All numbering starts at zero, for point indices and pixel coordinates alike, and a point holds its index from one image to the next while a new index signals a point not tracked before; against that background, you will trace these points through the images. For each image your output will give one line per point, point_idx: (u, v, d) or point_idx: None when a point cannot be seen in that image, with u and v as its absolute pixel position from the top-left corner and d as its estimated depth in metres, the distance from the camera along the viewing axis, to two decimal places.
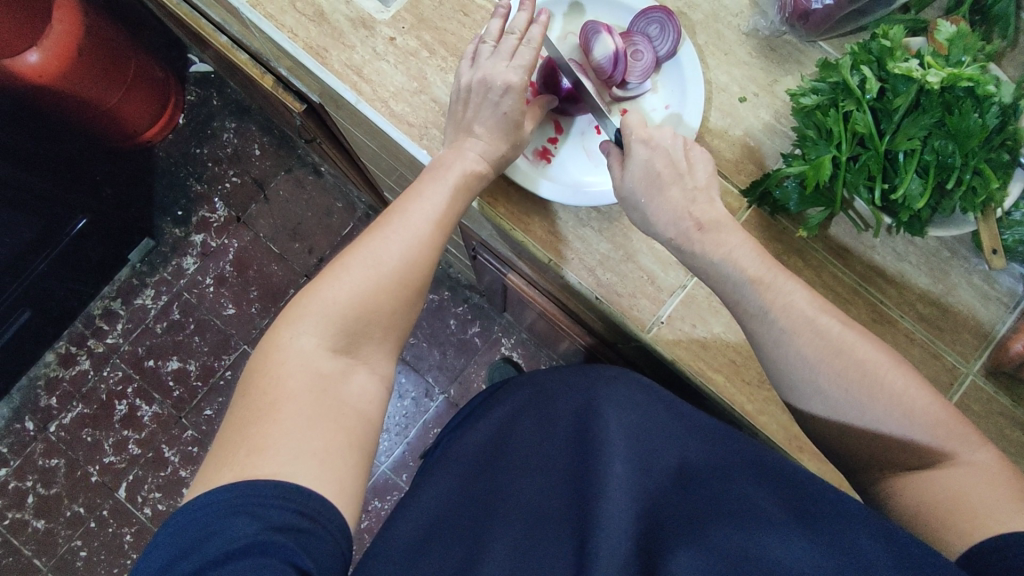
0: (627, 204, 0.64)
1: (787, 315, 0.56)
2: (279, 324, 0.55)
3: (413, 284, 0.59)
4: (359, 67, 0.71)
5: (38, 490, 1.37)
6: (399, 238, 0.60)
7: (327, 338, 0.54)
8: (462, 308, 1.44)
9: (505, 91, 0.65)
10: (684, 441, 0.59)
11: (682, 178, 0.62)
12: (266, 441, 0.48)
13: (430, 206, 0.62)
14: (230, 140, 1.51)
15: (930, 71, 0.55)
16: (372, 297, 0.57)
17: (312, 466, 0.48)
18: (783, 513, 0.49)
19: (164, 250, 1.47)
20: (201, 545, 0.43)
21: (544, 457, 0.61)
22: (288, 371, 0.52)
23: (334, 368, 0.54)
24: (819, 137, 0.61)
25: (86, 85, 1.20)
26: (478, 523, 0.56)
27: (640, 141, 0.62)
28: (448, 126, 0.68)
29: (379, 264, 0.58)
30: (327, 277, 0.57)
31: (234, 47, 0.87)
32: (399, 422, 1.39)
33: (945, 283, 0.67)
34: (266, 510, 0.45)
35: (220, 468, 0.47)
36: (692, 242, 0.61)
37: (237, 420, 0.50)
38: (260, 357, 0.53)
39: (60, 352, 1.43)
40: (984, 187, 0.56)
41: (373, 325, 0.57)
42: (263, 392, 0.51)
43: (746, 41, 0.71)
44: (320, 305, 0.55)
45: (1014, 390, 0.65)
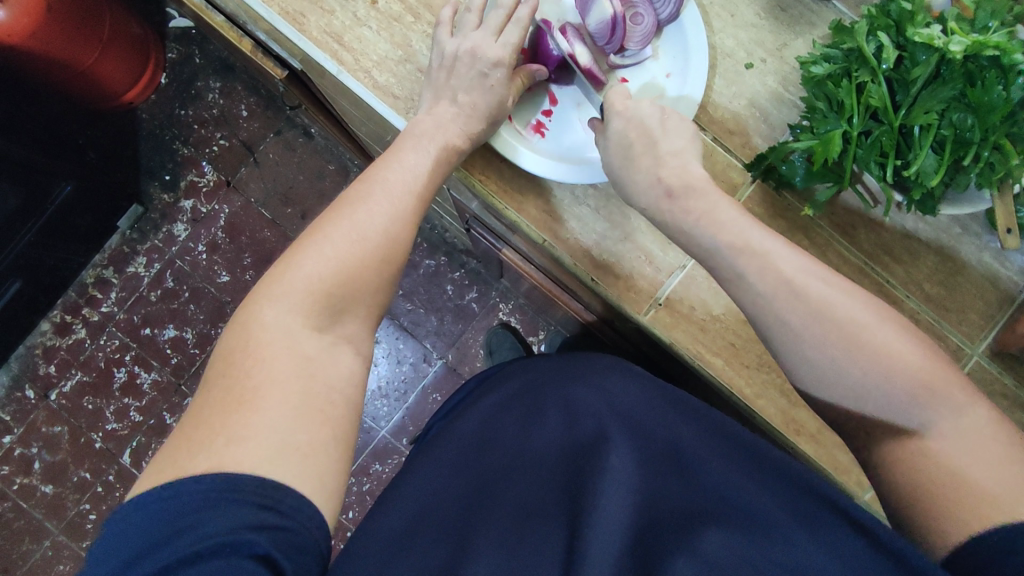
0: (610, 179, 0.62)
1: (763, 278, 0.53)
2: (260, 299, 0.52)
3: (394, 260, 0.58)
4: (339, 33, 0.66)
5: (43, 457, 1.39)
6: (384, 210, 0.57)
7: (311, 316, 0.52)
8: (459, 274, 1.42)
9: (493, 64, 0.63)
10: (679, 439, 0.59)
11: (655, 147, 0.59)
12: (248, 429, 0.46)
13: (411, 177, 0.60)
14: (215, 101, 1.45)
15: (954, 38, 0.51)
16: (358, 272, 0.55)
17: (294, 461, 0.47)
18: (782, 514, 0.50)
19: (153, 217, 1.44)
20: (172, 538, 0.42)
21: (538, 449, 0.60)
22: (274, 352, 0.50)
23: (320, 348, 0.52)
24: (829, 109, 0.57)
25: (59, 44, 1.13)
26: (467, 514, 0.55)
27: (616, 114, 0.61)
28: (430, 92, 0.64)
29: (364, 238, 0.56)
30: (310, 249, 0.54)
31: (209, 7, 0.81)
32: (398, 388, 1.39)
33: (954, 263, 0.64)
34: (240, 506, 0.43)
35: (196, 455, 0.45)
36: (663, 212, 0.58)
37: (216, 404, 0.48)
38: (237, 336, 0.51)
39: (55, 321, 1.41)
40: (1003, 163, 0.53)
41: (358, 302, 0.56)
42: (245, 375, 0.49)
43: (755, 1, 0.66)
44: (302, 281, 0.53)
45: (1018, 370, 0.64)
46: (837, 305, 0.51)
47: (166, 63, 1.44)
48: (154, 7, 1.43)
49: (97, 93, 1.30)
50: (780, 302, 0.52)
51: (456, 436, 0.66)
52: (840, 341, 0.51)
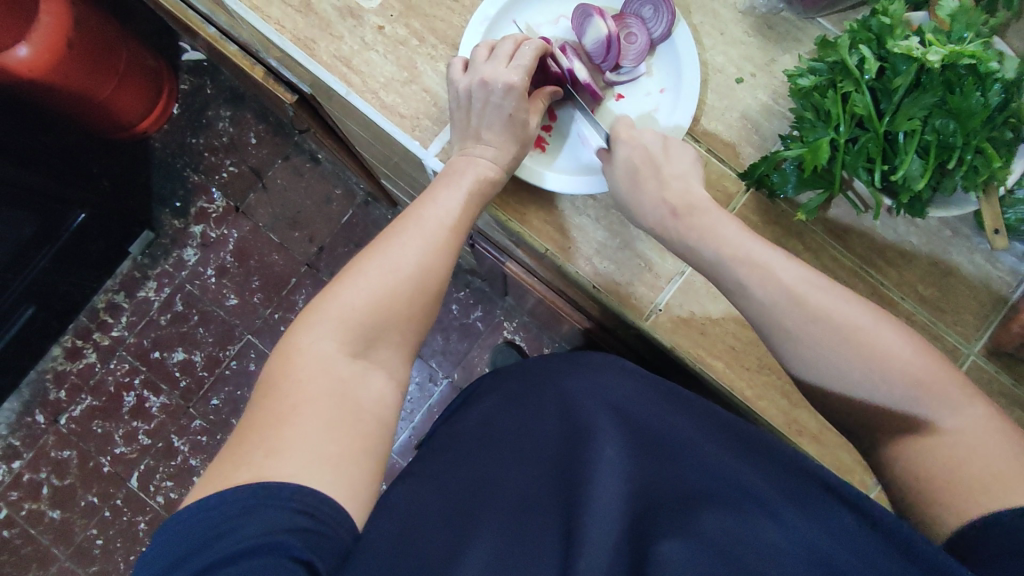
0: (617, 203, 0.65)
1: (766, 287, 0.56)
2: (298, 327, 0.54)
3: (429, 290, 0.59)
4: (349, 57, 0.69)
5: (52, 482, 1.40)
6: (417, 243, 0.59)
7: (347, 342, 0.53)
8: (464, 293, 1.44)
9: (506, 90, 0.63)
10: (673, 429, 0.61)
11: (659, 172, 0.62)
12: (283, 441, 0.47)
13: (444, 212, 0.61)
14: (225, 129, 1.49)
15: (932, 48, 0.53)
16: (389, 303, 0.56)
17: (325, 471, 0.47)
18: (780, 496, 0.51)
19: (164, 242, 1.47)
20: (214, 542, 0.43)
21: (537, 442, 0.62)
22: (308, 374, 0.51)
23: (353, 372, 0.53)
24: (818, 118, 0.59)
25: (80, 78, 1.18)
26: (469, 500, 0.56)
27: (622, 142, 0.64)
28: (456, 127, 0.67)
29: (396, 271, 0.57)
30: (345, 281, 0.56)
31: (223, 38, 0.85)
32: (404, 407, 1.40)
33: (947, 264, 0.66)
34: (279, 510, 0.44)
35: (236, 468, 0.46)
36: (669, 229, 0.61)
37: (256, 424, 0.48)
38: (277, 362, 0.52)
39: (66, 345, 1.44)
40: (986, 165, 0.55)
41: (392, 329, 0.57)
42: (278, 397, 0.50)
43: (743, 20, 0.69)
44: (338, 309, 0.54)
45: (1015, 368, 0.65)
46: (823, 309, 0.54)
47: (178, 93, 1.49)
48: (167, 41, 1.48)
49: (113, 123, 1.35)
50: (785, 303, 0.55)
51: (459, 433, 0.68)
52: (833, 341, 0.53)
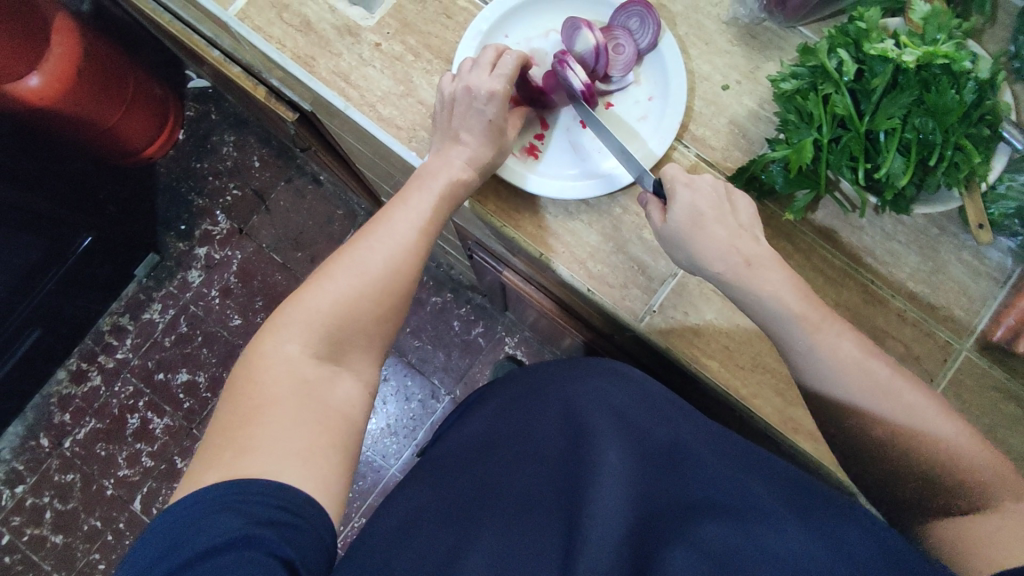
0: (669, 244, 0.62)
1: (837, 356, 0.55)
2: (266, 332, 0.55)
3: (397, 292, 0.60)
4: (347, 73, 0.72)
5: (55, 506, 1.39)
6: (385, 246, 0.60)
7: (311, 344, 0.54)
8: (465, 309, 1.45)
9: (489, 98, 0.65)
10: (678, 439, 0.61)
11: (726, 219, 0.60)
12: (254, 441, 0.47)
13: (415, 215, 0.63)
14: (229, 154, 1.53)
15: (906, 50, 0.56)
16: (357, 303, 0.57)
17: (296, 464, 0.48)
18: (781, 510, 0.51)
19: (169, 265, 1.49)
20: (192, 538, 0.42)
21: (538, 447, 0.63)
22: (273, 376, 0.52)
23: (318, 373, 0.54)
24: (801, 120, 0.61)
25: (87, 105, 1.22)
26: (470, 508, 0.57)
27: (683, 185, 0.61)
28: (437, 129, 0.68)
29: (365, 272, 0.58)
30: (313, 284, 0.57)
31: (227, 60, 0.88)
32: (407, 425, 1.39)
33: (935, 261, 0.67)
34: (257, 505, 0.44)
35: (207, 469, 0.46)
36: (739, 278, 0.59)
37: (227, 424, 0.49)
38: (243, 367, 0.53)
39: (71, 368, 1.45)
40: (967, 162, 0.57)
41: (358, 332, 0.57)
42: (247, 397, 0.50)
43: (727, 30, 0.72)
44: (304, 311, 0.55)
45: (1008, 363, 0.66)
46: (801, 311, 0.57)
47: (184, 120, 1.53)
48: (173, 70, 1.53)
49: (120, 149, 1.38)
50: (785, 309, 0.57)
51: (462, 442, 0.68)
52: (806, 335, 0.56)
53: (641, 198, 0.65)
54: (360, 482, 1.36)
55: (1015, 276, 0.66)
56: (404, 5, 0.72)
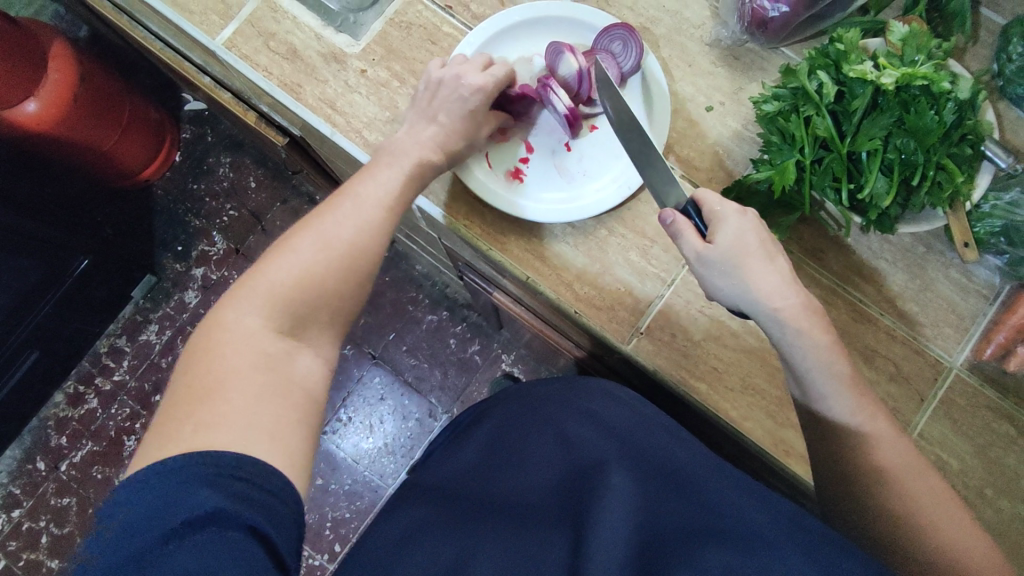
0: (712, 276, 0.58)
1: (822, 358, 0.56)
2: (223, 302, 0.50)
3: (363, 268, 0.55)
4: (333, 99, 0.72)
5: (51, 530, 1.39)
6: (352, 219, 0.56)
7: (274, 317, 0.50)
8: (461, 327, 1.42)
9: (474, 90, 0.65)
10: (678, 463, 0.60)
11: (775, 254, 0.57)
12: (215, 417, 0.44)
13: (384, 190, 0.59)
14: (226, 174, 1.53)
15: (885, 72, 0.56)
16: (319, 276, 0.53)
17: (262, 442, 0.44)
18: (780, 535, 0.49)
19: (165, 286, 1.49)
20: (164, 516, 0.40)
21: (539, 478, 0.61)
22: (233, 351, 0.48)
23: (279, 349, 0.49)
24: (783, 141, 0.61)
25: (83, 130, 1.22)
26: (467, 521, 0.57)
27: (734, 212, 0.57)
28: (412, 109, 0.66)
29: (329, 244, 0.54)
30: (276, 254, 0.52)
31: (218, 87, 0.88)
32: (404, 444, 1.37)
33: (923, 279, 0.67)
34: (228, 482, 0.41)
35: (165, 444, 0.43)
36: (797, 318, 0.56)
37: (182, 397, 0.45)
38: (198, 337, 0.49)
39: (69, 391, 1.45)
40: (950, 181, 0.57)
41: (320, 308, 0.53)
42: (202, 371, 0.46)
43: (709, 51, 0.72)
44: (264, 284, 0.51)
45: (999, 381, 0.66)
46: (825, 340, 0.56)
47: (180, 142, 1.53)
48: (169, 93, 1.53)
49: (113, 172, 1.38)
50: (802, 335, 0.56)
51: (456, 467, 0.67)
52: (810, 358, 0.56)
53: (664, 214, 0.58)
54: (357, 503, 1.34)
55: (1004, 293, 0.66)
56: (389, 32, 0.73)
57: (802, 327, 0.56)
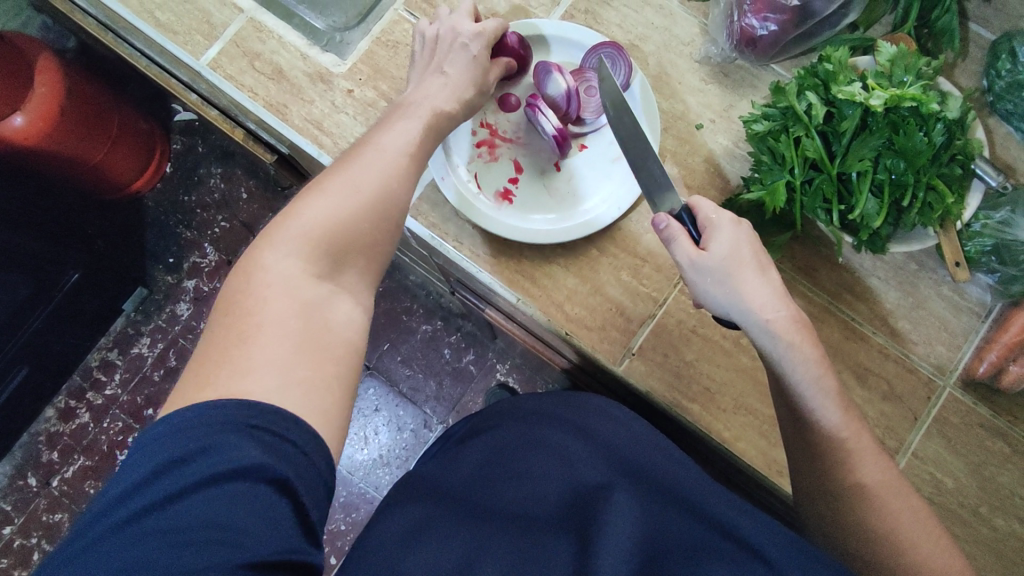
0: (702, 284, 0.57)
1: (806, 368, 0.56)
2: (258, 243, 0.47)
3: (395, 216, 0.52)
4: (319, 120, 0.72)
5: (43, 547, 1.33)
6: (378, 166, 0.52)
7: (309, 260, 0.47)
8: (455, 337, 1.40)
9: (473, 36, 0.64)
10: (682, 482, 0.59)
11: (766, 266, 0.57)
12: (252, 361, 0.42)
13: (404, 141, 0.56)
14: (217, 185, 1.46)
15: (873, 93, 0.56)
16: (354, 220, 0.49)
17: (295, 395, 0.42)
18: (779, 551, 0.48)
19: (157, 298, 1.43)
20: (187, 461, 0.37)
21: (541, 491, 0.59)
22: (271, 295, 0.45)
23: (317, 295, 0.46)
24: (774, 161, 0.61)
25: (71, 144, 1.19)
26: (472, 525, 0.56)
27: (729, 223, 0.57)
28: (416, 65, 0.65)
29: (362, 187, 0.50)
30: (308, 196, 0.49)
31: (205, 104, 0.86)
32: (399, 455, 1.36)
33: (915, 296, 0.67)
34: (250, 437, 0.38)
35: (203, 389, 0.40)
36: (790, 331, 0.55)
37: (218, 340, 0.43)
38: (232, 281, 0.46)
39: (59, 406, 1.38)
40: (940, 202, 0.57)
41: (357, 251, 0.49)
42: (241, 317, 0.44)
43: (699, 69, 0.72)
44: (298, 225, 0.47)
45: (992, 399, 0.65)
46: (813, 358, 0.56)
47: (171, 154, 1.47)
48: (160, 104, 1.46)
49: (105, 185, 1.34)
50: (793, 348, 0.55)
51: (456, 476, 0.65)
52: (805, 366, 0.56)
53: (659, 219, 0.58)
54: (353, 515, 1.33)
55: (996, 311, 0.66)
56: (376, 51, 0.72)
57: (794, 340, 0.55)
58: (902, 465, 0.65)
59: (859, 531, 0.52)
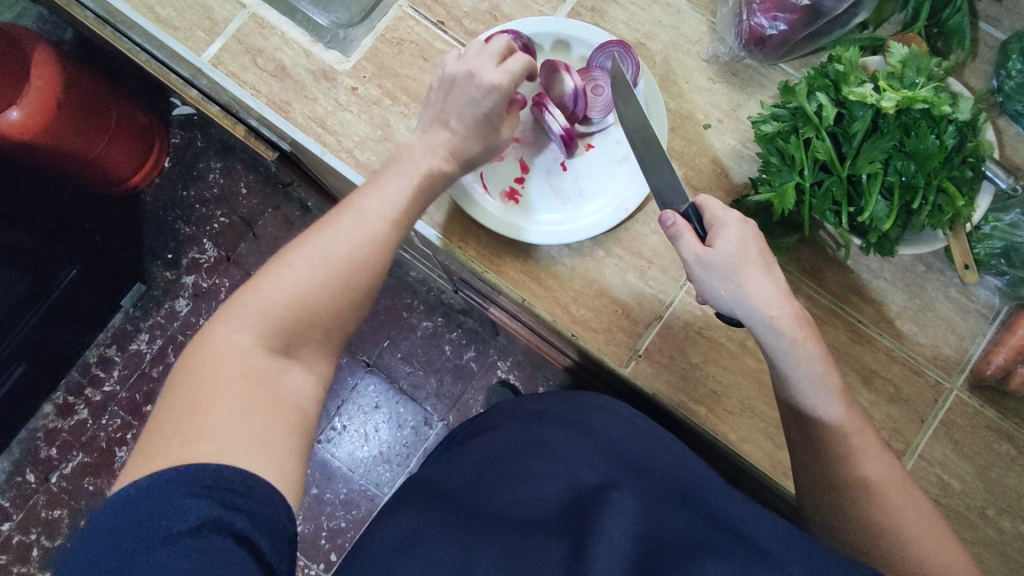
0: (705, 280, 0.56)
1: (811, 365, 0.55)
2: (216, 315, 0.47)
3: (362, 287, 0.51)
4: (323, 118, 0.71)
5: (42, 543, 1.32)
6: (351, 234, 0.51)
7: (264, 336, 0.46)
8: (456, 334, 1.40)
9: (489, 89, 0.59)
10: (683, 478, 0.59)
11: (771, 263, 0.56)
12: (203, 429, 0.41)
13: (389, 204, 0.54)
14: (216, 180, 1.45)
15: (885, 94, 0.55)
16: (314, 296, 0.48)
17: (250, 450, 0.42)
18: (781, 545, 0.47)
19: (156, 294, 1.41)
20: (146, 524, 0.39)
21: (541, 484, 0.58)
22: (219, 368, 0.44)
23: (269, 366, 0.46)
24: (783, 163, 0.60)
25: (69, 138, 1.17)
26: (471, 526, 0.55)
27: (737, 219, 0.56)
28: (428, 106, 0.61)
29: (328, 260, 0.49)
30: (270, 269, 0.48)
31: (205, 100, 0.84)
32: (399, 452, 1.36)
33: (923, 298, 0.66)
34: (206, 495, 0.40)
35: (153, 455, 0.41)
36: (793, 328, 0.55)
37: (169, 410, 0.43)
38: (188, 351, 0.46)
39: (58, 402, 1.37)
40: (950, 205, 0.56)
41: (315, 326, 0.49)
42: (191, 381, 0.44)
43: (707, 68, 0.71)
44: (258, 300, 0.47)
45: (998, 402, 0.65)
46: (819, 355, 0.55)
47: (169, 148, 1.46)
48: (158, 97, 1.45)
49: (101, 178, 1.32)
50: (798, 345, 0.55)
51: (454, 477, 0.64)
52: (812, 365, 0.55)
53: (665, 215, 0.57)
54: (353, 512, 1.33)
55: (1004, 313, 0.66)
56: (380, 49, 0.72)
57: (797, 338, 0.55)
58: (909, 468, 0.65)
59: (869, 526, 0.52)
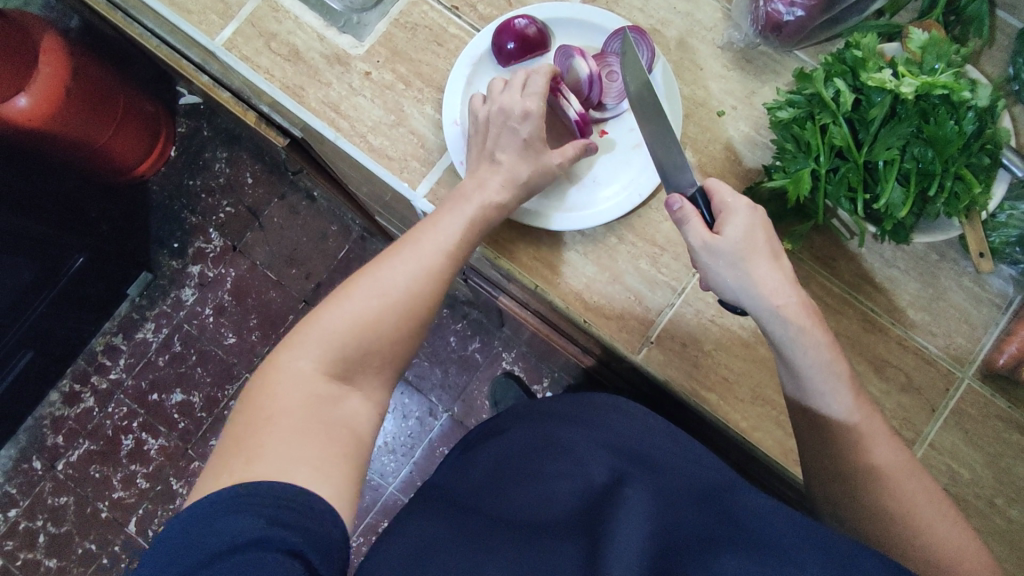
0: (711, 265, 0.56)
1: (818, 352, 0.55)
2: (282, 344, 0.50)
3: (420, 318, 0.54)
4: (336, 103, 0.71)
5: (49, 529, 1.32)
6: (408, 267, 0.55)
7: (328, 362, 0.49)
8: (462, 325, 1.40)
9: (523, 117, 0.62)
10: (700, 478, 0.58)
11: (778, 253, 0.56)
12: (263, 447, 0.44)
13: (444, 238, 0.58)
14: (222, 169, 1.45)
15: (904, 80, 0.55)
16: (373, 327, 0.52)
17: (304, 470, 0.44)
18: (796, 539, 0.46)
19: (162, 283, 1.42)
20: (198, 546, 0.39)
21: (552, 479, 0.58)
22: (284, 392, 0.47)
23: (330, 392, 0.49)
24: (798, 149, 0.60)
25: (75, 123, 1.16)
26: (477, 539, 0.53)
27: (746, 206, 0.56)
28: (469, 150, 0.65)
29: (386, 294, 0.53)
30: (334, 300, 0.52)
31: (216, 85, 0.83)
32: (404, 443, 1.36)
33: (936, 288, 0.66)
34: (254, 513, 0.40)
35: (220, 475, 0.43)
36: (798, 316, 0.55)
37: (233, 434, 0.45)
38: (255, 375, 0.49)
39: (64, 390, 1.38)
40: (967, 192, 0.56)
41: (373, 355, 0.52)
42: (257, 407, 0.46)
43: (722, 55, 0.71)
44: (322, 329, 0.50)
45: (1010, 391, 0.65)
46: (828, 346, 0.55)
47: (176, 137, 1.45)
48: (165, 85, 1.45)
49: (108, 168, 1.31)
50: (804, 334, 0.55)
51: (464, 483, 0.64)
52: (818, 354, 0.55)
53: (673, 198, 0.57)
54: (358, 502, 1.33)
55: (1017, 302, 0.66)
56: (394, 34, 0.71)
57: (803, 326, 0.55)
58: (919, 456, 0.65)
59: (879, 515, 0.53)
